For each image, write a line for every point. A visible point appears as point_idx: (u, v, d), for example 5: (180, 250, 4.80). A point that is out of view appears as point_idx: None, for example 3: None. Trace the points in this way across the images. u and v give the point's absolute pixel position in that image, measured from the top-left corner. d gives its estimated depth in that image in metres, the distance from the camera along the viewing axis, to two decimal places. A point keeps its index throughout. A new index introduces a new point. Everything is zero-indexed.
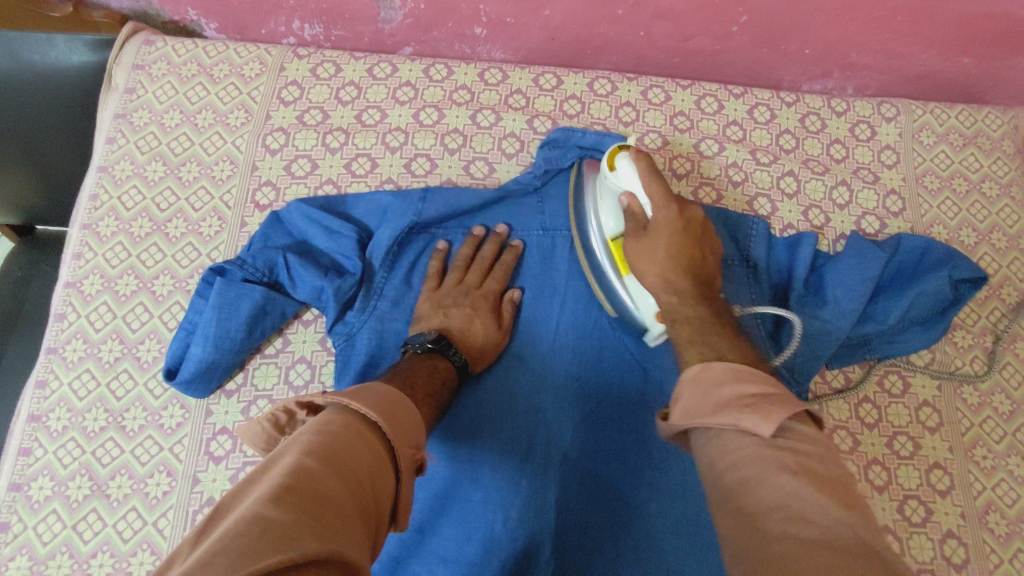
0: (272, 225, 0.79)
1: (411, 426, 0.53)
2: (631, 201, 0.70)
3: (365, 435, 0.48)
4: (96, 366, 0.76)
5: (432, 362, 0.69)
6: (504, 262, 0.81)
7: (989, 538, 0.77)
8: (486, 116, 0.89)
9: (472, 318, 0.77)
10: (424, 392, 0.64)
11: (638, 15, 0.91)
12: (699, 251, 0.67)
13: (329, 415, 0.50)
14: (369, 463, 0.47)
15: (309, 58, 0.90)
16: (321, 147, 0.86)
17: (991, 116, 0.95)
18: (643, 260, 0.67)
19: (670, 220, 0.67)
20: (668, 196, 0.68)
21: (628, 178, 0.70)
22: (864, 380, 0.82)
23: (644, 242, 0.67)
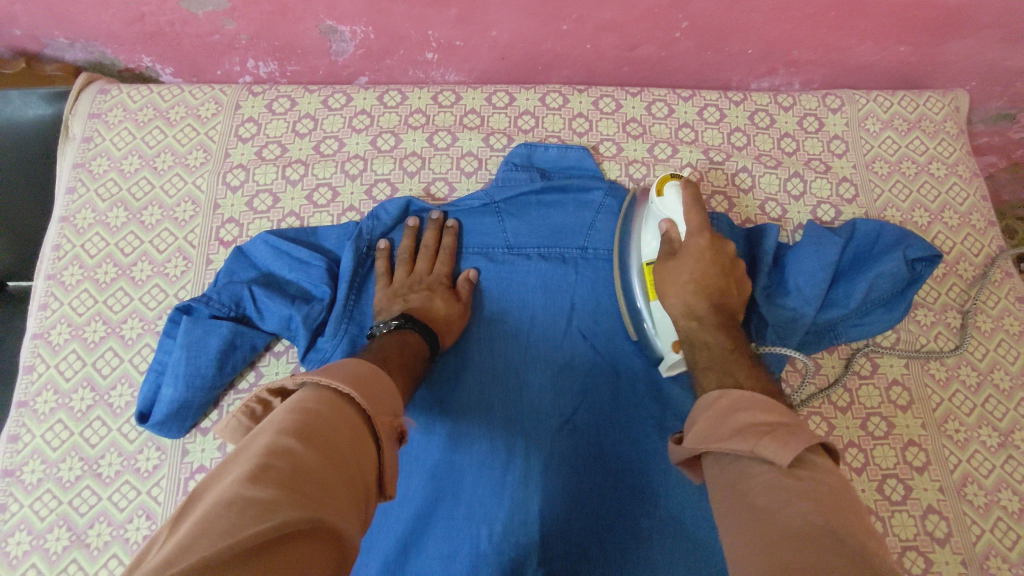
0: (238, 260, 0.80)
1: (388, 398, 0.53)
2: (670, 227, 0.75)
3: (341, 410, 0.48)
4: (69, 416, 0.75)
5: (402, 338, 0.70)
6: (446, 245, 0.83)
7: (970, 510, 0.77)
8: (442, 137, 0.91)
9: (432, 297, 0.78)
10: (396, 363, 0.65)
11: (582, 29, 0.93)
12: (724, 280, 0.72)
13: (304, 391, 0.49)
14: (347, 437, 0.46)
15: (265, 95, 0.92)
16: (282, 180, 0.87)
17: (932, 99, 0.98)
18: (670, 293, 0.73)
19: (701, 249, 0.72)
20: (704, 225, 0.73)
21: (673, 208, 0.75)
22: (845, 373, 0.83)
23: (677, 267, 0.73)
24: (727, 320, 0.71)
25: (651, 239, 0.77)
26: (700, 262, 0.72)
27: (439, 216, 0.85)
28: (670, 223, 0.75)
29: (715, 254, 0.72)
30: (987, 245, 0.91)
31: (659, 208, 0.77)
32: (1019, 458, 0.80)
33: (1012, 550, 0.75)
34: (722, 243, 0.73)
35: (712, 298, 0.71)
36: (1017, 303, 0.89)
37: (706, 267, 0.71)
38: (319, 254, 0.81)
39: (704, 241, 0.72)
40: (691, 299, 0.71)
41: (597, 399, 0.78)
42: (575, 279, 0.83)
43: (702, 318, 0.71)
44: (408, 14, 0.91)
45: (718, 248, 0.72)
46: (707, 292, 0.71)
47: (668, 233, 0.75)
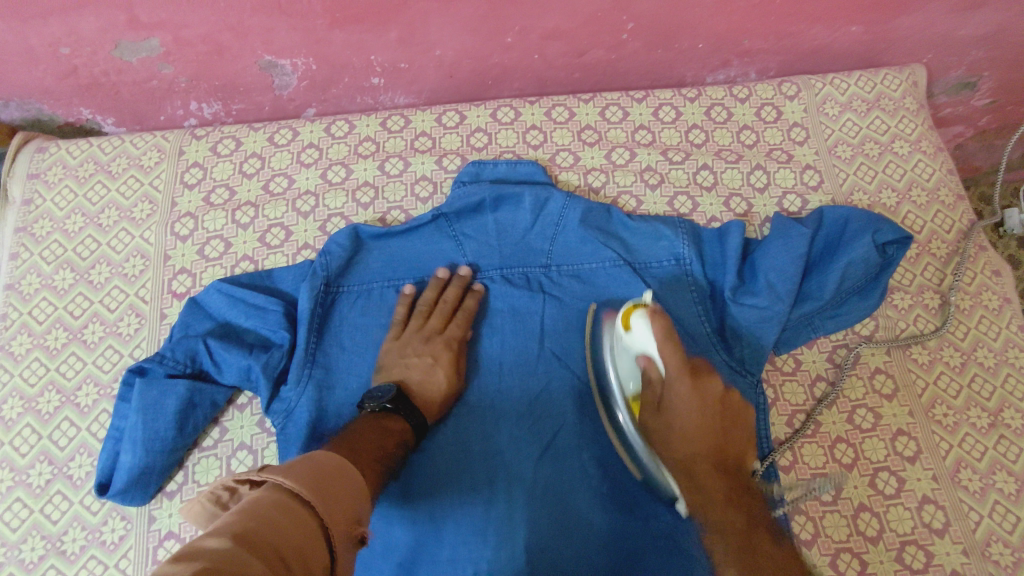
0: (192, 311, 0.77)
1: (348, 501, 0.51)
2: (648, 366, 0.67)
3: (299, 515, 0.46)
4: (28, 492, 0.72)
5: (387, 425, 0.67)
6: (468, 307, 0.80)
7: (965, 496, 0.75)
8: (394, 164, 0.89)
9: (433, 368, 0.75)
10: (371, 455, 0.61)
11: (527, 40, 0.91)
12: (718, 430, 0.63)
13: (258, 491, 0.47)
14: (297, 542, 0.44)
15: (208, 138, 0.90)
16: (232, 225, 0.85)
17: (889, 77, 0.97)
18: (659, 445, 0.65)
19: (687, 399, 0.63)
20: (684, 364, 0.64)
21: (644, 339, 0.67)
22: (842, 378, 0.81)
23: (661, 422, 0.65)
24: (736, 479, 0.60)
25: (633, 377, 0.69)
26: (687, 414, 0.63)
27: (469, 273, 0.82)
28: (646, 357, 0.67)
29: (700, 401, 0.63)
30: (957, 220, 0.90)
31: (630, 344, 0.69)
32: (1009, 438, 0.78)
33: (1012, 533, 0.73)
34: (709, 383, 0.64)
35: (710, 451, 0.62)
36: (993, 276, 0.87)
37: (692, 415, 0.63)
38: (275, 298, 0.78)
39: (686, 388, 0.64)
40: (685, 451, 0.62)
41: (577, 421, 0.76)
42: (543, 299, 0.81)
43: (702, 478, 0.61)
44: (347, 42, 0.89)
45: (704, 391, 0.64)
46: (703, 446, 0.62)
47: (648, 370, 0.67)
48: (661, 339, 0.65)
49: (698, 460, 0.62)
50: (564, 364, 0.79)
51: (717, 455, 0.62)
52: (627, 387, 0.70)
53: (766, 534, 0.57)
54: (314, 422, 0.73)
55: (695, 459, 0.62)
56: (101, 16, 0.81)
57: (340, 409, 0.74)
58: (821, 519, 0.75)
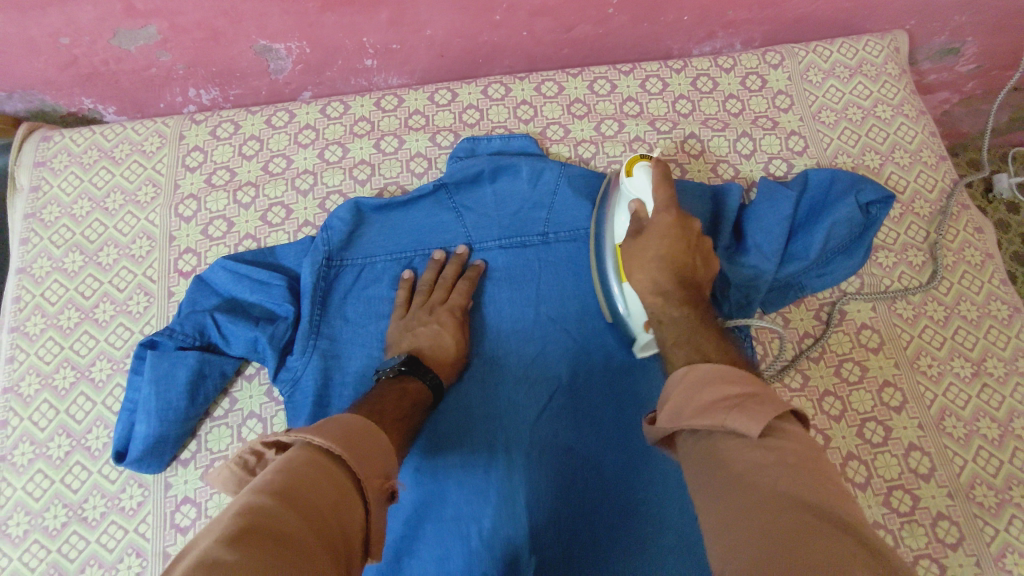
0: (199, 288, 0.80)
1: (379, 458, 0.53)
2: (637, 207, 0.71)
3: (332, 473, 0.47)
4: (48, 464, 0.75)
5: (403, 386, 0.68)
6: (469, 279, 0.82)
7: (950, 442, 0.78)
8: (389, 141, 0.91)
9: (440, 333, 0.77)
10: (393, 416, 0.63)
11: (514, 17, 0.94)
12: (692, 258, 0.68)
13: (294, 452, 0.49)
14: (332, 500, 0.46)
15: (207, 122, 0.92)
16: (234, 204, 0.87)
17: (871, 44, 0.99)
18: (637, 270, 0.68)
19: (667, 225, 0.68)
20: (670, 202, 0.70)
21: (643, 187, 0.72)
22: (830, 333, 0.83)
23: (639, 247, 0.69)
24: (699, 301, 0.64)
25: (621, 220, 0.74)
26: (665, 238, 0.68)
27: (465, 252, 0.84)
28: (639, 202, 0.72)
29: (676, 233, 0.68)
30: (940, 180, 0.92)
31: (627, 189, 0.74)
32: (992, 386, 0.81)
33: (995, 476, 0.76)
34: (688, 219, 0.69)
35: (679, 273, 0.67)
36: (976, 233, 0.90)
37: (670, 243, 0.68)
38: (279, 273, 0.81)
39: (669, 218, 0.69)
40: (659, 276, 0.67)
41: (574, 382, 0.79)
42: (538, 268, 0.84)
43: (672, 294, 0.65)
44: (339, 24, 0.91)
45: (685, 227, 0.69)
46: (673, 271, 0.67)
47: (637, 212, 0.71)
48: (658, 185, 0.71)
49: (670, 279, 0.67)
50: (562, 329, 0.81)
51: (686, 284, 0.66)
52: (616, 231, 0.74)
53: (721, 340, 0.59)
54: (320, 390, 0.76)
55: (665, 283, 0.66)
56: (99, 5, 0.83)
57: (345, 377, 0.77)
58: None
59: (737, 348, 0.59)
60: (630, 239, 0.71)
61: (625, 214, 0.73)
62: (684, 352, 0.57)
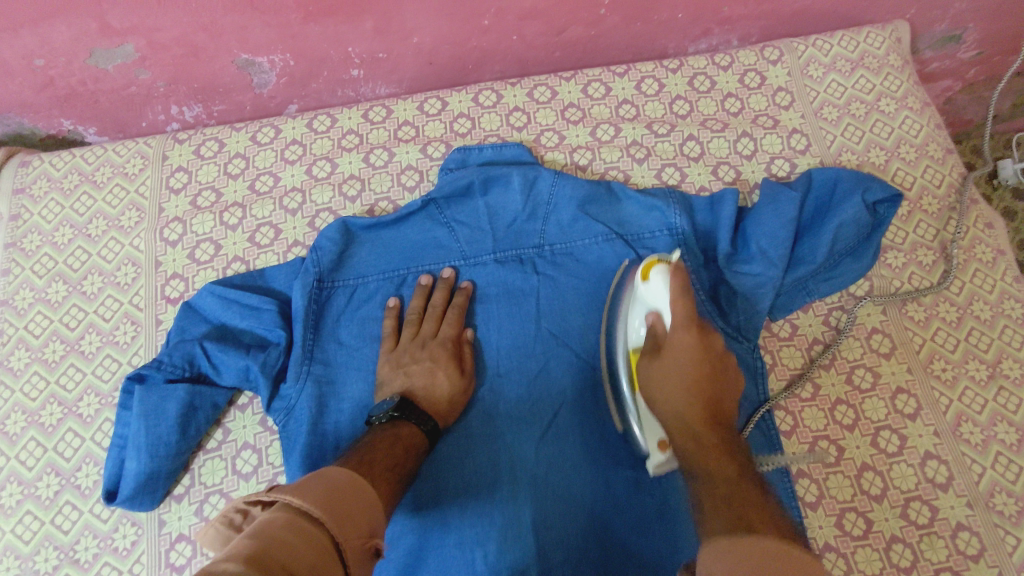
0: (187, 315, 0.77)
1: (360, 515, 0.52)
2: (655, 321, 0.69)
3: (312, 535, 0.46)
4: (37, 505, 0.73)
5: (396, 432, 0.66)
6: (457, 304, 0.79)
7: (968, 449, 0.75)
8: (379, 155, 0.89)
9: (434, 370, 0.74)
10: (385, 466, 0.61)
11: (504, 21, 0.91)
12: (717, 383, 0.63)
13: (271, 512, 0.48)
14: (311, 558, 0.45)
15: (191, 141, 0.89)
16: (220, 226, 0.85)
17: (872, 35, 0.96)
18: (659, 401, 0.65)
19: (686, 346, 0.64)
20: (691, 318, 0.66)
21: (660, 295, 0.69)
22: (841, 339, 0.80)
23: (659, 368, 0.66)
24: (728, 437, 0.60)
25: (640, 329, 0.71)
26: (685, 360, 0.64)
27: (452, 275, 0.81)
28: (657, 312, 0.69)
29: (699, 357, 0.64)
30: (947, 175, 0.90)
31: (643, 294, 0.71)
32: (1009, 389, 0.78)
33: (1015, 483, 0.74)
34: (712, 337, 0.65)
35: (705, 401, 0.62)
36: (986, 229, 0.87)
37: (689, 364, 0.64)
38: (268, 297, 0.78)
39: (689, 335, 0.65)
40: (681, 405, 0.63)
41: (577, 400, 0.76)
42: (537, 281, 0.81)
43: (698, 432, 0.61)
44: (323, 35, 0.88)
45: (708, 344, 0.65)
46: (698, 399, 0.62)
47: (654, 325, 0.69)
48: (674, 294, 0.67)
49: (694, 408, 0.62)
50: (564, 346, 0.78)
51: (709, 403, 0.62)
52: (635, 337, 0.72)
53: (755, 486, 0.54)
54: (316, 419, 0.73)
55: (689, 413, 0.62)
56: (73, 25, 0.80)
57: (341, 404, 0.75)
58: (825, 481, 0.75)
59: (774, 496, 0.54)
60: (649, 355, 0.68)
61: (644, 321, 0.71)
62: (706, 502, 0.53)
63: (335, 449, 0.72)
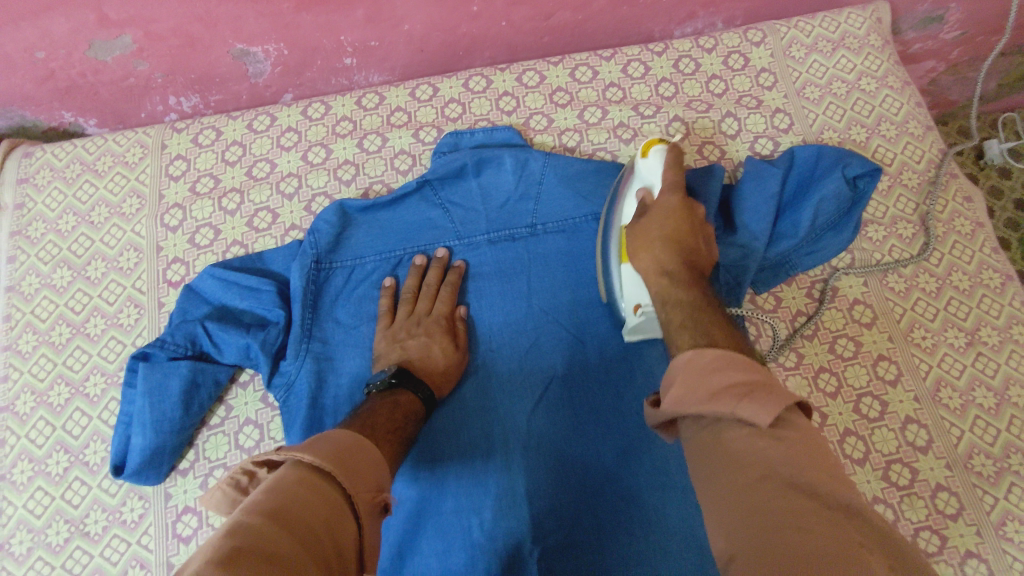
0: (188, 298, 0.80)
1: (369, 472, 0.54)
2: (644, 195, 0.72)
3: (322, 490, 0.49)
4: (47, 481, 0.75)
5: (395, 398, 0.68)
6: (450, 282, 0.81)
7: (947, 413, 0.78)
8: (372, 140, 0.91)
9: (429, 344, 0.76)
10: (385, 429, 0.63)
11: (492, 7, 0.93)
12: (693, 236, 0.69)
13: (283, 470, 0.50)
14: (322, 514, 0.47)
15: (189, 130, 0.92)
16: (219, 212, 0.87)
17: (852, 16, 0.98)
18: (642, 250, 0.68)
19: (671, 207, 0.69)
20: (677, 188, 0.70)
21: (656, 170, 0.72)
22: (822, 311, 0.83)
23: (644, 225, 0.70)
24: (699, 277, 0.65)
25: (628, 205, 0.74)
26: (669, 217, 0.69)
27: (445, 254, 0.83)
28: (649, 184, 0.72)
29: (680, 218, 0.69)
30: (927, 151, 0.92)
31: (641, 169, 0.74)
32: (987, 354, 0.81)
33: (993, 445, 0.76)
34: (693, 204, 0.70)
35: (683, 253, 0.67)
36: (965, 202, 0.90)
37: (671, 222, 0.68)
38: (267, 279, 0.81)
39: (674, 200, 0.70)
40: (663, 256, 0.67)
41: (568, 372, 0.79)
42: (528, 260, 0.83)
43: (674, 272, 0.65)
44: (316, 24, 0.90)
45: (689, 208, 0.70)
46: (674, 245, 0.67)
47: (644, 198, 0.72)
48: (671, 170, 0.71)
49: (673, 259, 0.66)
50: (555, 321, 0.81)
51: (687, 255, 0.67)
52: (622, 216, 0.74)
53: (721, 325, 0.57)
54: (315, 394, 0.76)
55: (667, 256, 0.66)
56: (72, 17, 0.83)
57: (340, 379, 0.77)
58: None
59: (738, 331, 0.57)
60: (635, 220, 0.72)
61: (635, 197, 0.73)
62: (683, 340, 0.56)
63: (334, 422, 0.75)
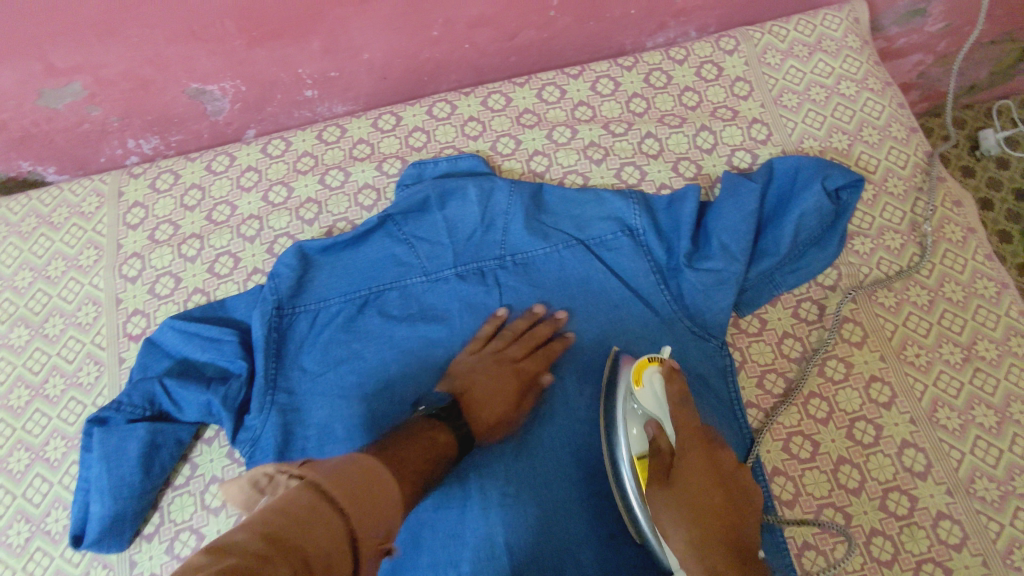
0: (149, 352, 0.77)
1: (384, 509, 0.45)
2: (658, 432, 0.62)
3: (331, 521, 0.40)
4: (8, 553, 0.73)
5: (432, 434, 0.62)
6: (542, 334, 0.77)
7: (945, 435, 0.74)
8: (334, 175, 0.88)
9: (495, 386, 0.72)
10: (414, 468, 0.56)
11: (453, 31, 0.90)
12: (734, 527, 0.58)
13: (286, 494, 0.41)
14: (320, 549, 0.38)
15: (146, 175, 0.89)
16: (179, 259, 0.84)
17: (828, 18, 0.94)
18: (674, 528, 0.58)
19: (702, 484, 0.60)
20: (700, 448, 0.62)
21: (655, 402, 0.64)
22: (823, 344, 0.78)
23: (672, 504, 0.59)
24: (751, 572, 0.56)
25: (641, 443, 0.63)
26: (709, 511, 0.58)
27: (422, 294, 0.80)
28: (659, 421, 0.63)
29: (711, 483, 0.60)
30: (912, 155, 0.88)
31: (641, 405, 0.64)
32: (985, 370, 0.77)
33: (996, 467, 0.72)
34: (722, 457, 0.62)
35: (727, 544, 0.57)
36: (954, 208, 0.86)
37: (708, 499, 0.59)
38: (229, 327, 0.78)
39: (704, 471, 0.61)
40: (707, 556, 0.56)
41: (547, 410, 0.74)
42: (498, 294, 0.80)
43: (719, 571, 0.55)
44: (271, 58, 0.87)
45: (714, 459, 0.62)
46: (721, 540, 0.57)
47: (658, 439, 0.62)
48: (675, 404, 0.65)
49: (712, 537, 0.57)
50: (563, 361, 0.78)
51: (723, 521, 0.58)
52: (636, 446, 0.63)
53: None
54: (281, 447, 0.72)
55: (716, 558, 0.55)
56: (17, 69, 0.80)
57: (307, 432, 0.74)
58: (801, 478, 0.73)
59: None
60: (656, 487, 0.60)
61: (641, 428, 0.64)
62: None
63: None
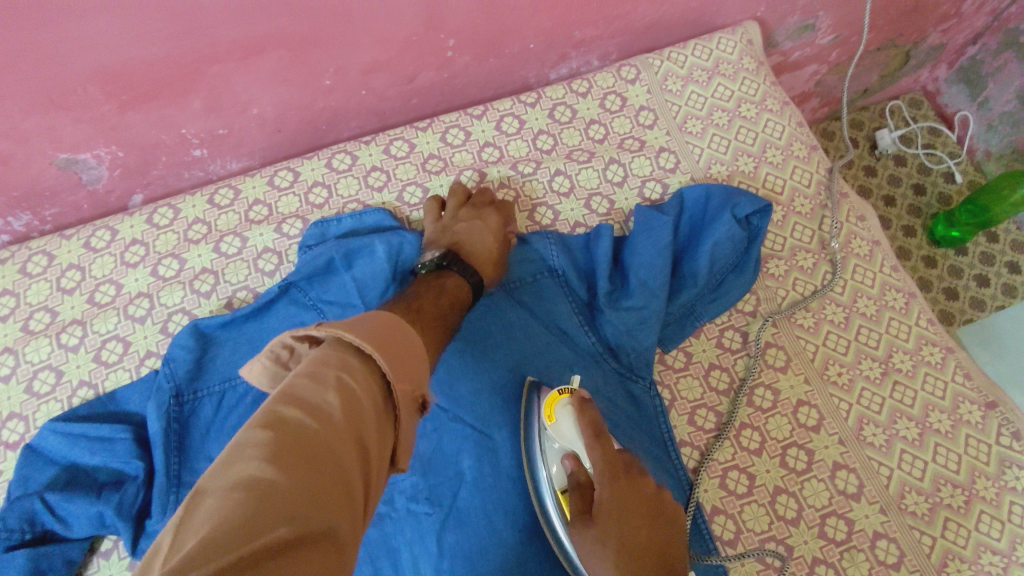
0: (29, 461, 0.69)
1: (412, 362, 0.45)
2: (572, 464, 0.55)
3: (368, 383, 0.41)
4: None
5: (440, 283, 0.68)
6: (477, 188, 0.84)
7: (873, 453, 0.75)
8: (230, 242, 0.82)
9: (471, 233, 0.78)
10: (432, 314, 0.60)
11: (346, 78, 0.86)
12: (666, 557, 0.48)
13: (319, 353, 0.42)
14: (371, 422, 0.40)
15: (15, 258, 0.81)
16: (59, 350, 0.76)
17: (723, 41, 0.95)
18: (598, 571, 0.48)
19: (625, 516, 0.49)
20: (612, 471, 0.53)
21: (572, 437, 0.61)
22: (750, 372, 0.78)
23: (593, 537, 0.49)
24: None
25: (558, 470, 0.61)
26: (635, 537, 0.48)
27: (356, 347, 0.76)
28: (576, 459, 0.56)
29: (638, 513, 0.50)
30: (815, 173, 0.90)
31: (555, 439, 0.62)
32: (904, 382, 0.78)
33: (922, 479, 0.73)
34: (641, 485, 0.52)
35: None
36: (859, 222, 0.88)
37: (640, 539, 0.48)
38: (122, 424, 0.71)
39: (621, 498, 0.51)
40: None
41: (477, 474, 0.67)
42: None
43: None
44: (148, 121, 0.81)
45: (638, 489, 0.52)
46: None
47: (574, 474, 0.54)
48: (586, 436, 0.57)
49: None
50: (516, 301, 0.79)
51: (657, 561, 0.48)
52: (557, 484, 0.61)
53: None
54: None
55: None
56: None
57: None
58: (741, 514, 0.71)
59: None
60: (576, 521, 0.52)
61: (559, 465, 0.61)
62: None
63: None
